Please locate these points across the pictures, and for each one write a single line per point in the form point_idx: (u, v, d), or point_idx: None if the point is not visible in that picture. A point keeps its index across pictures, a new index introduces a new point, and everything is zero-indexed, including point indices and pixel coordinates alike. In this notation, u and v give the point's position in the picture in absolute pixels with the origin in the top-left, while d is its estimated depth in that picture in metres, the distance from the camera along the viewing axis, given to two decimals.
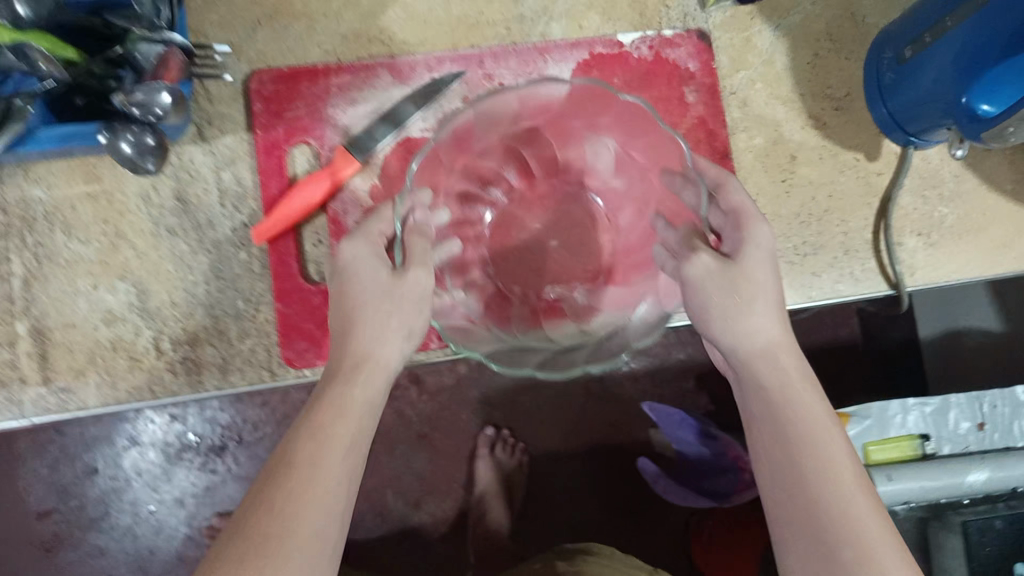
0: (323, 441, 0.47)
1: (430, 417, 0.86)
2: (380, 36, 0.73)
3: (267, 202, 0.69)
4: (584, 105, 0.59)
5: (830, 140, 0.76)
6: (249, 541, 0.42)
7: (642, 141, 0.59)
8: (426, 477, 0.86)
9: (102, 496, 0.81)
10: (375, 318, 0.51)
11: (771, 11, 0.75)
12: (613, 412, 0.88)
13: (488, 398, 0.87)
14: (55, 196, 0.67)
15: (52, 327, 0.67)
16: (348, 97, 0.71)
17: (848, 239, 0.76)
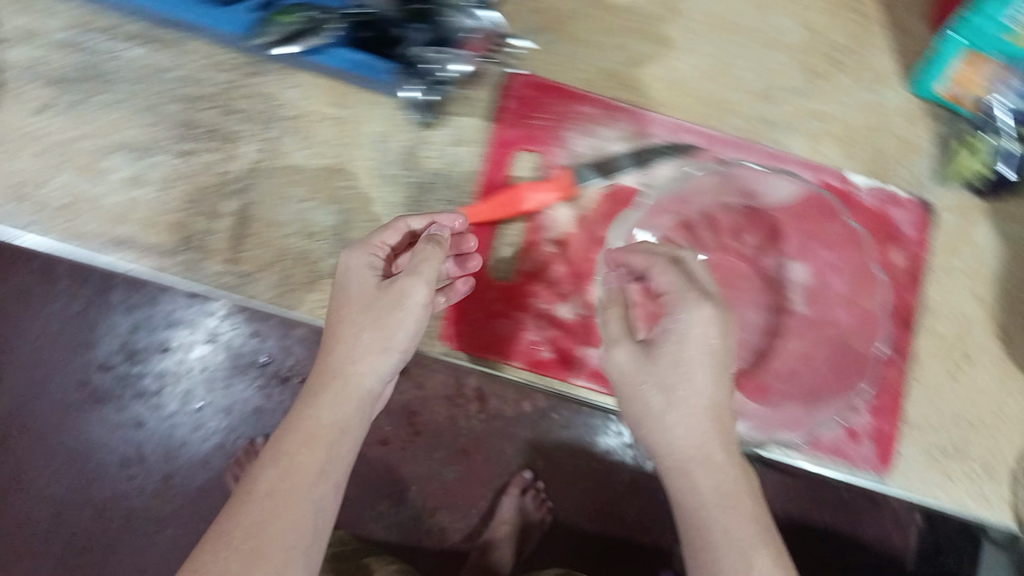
0: (306, 453, 0.51)
1: (477, 436, 0.98)
2: (636, 83, 0.75)
3: (483, 189, 0.72)
4: (808, 216, 0.75)
5: (1013, 357, 0.75)
6: (226, 556, 0.47)
7: (847, 268, 0.76)
8: (451, 488, 0.98)
9: (162, 373, 0.95)
10: (347, 339, 0.53)
11: (997, 212, 0.78)
12: (631, 506, 0.98)
13: (538, 444, 0.98)
14: (307, 104, 0.72)
15: (258, 215, 0.70)
16: (589, 126, 0.73)
17: (994, 459, 0.73)
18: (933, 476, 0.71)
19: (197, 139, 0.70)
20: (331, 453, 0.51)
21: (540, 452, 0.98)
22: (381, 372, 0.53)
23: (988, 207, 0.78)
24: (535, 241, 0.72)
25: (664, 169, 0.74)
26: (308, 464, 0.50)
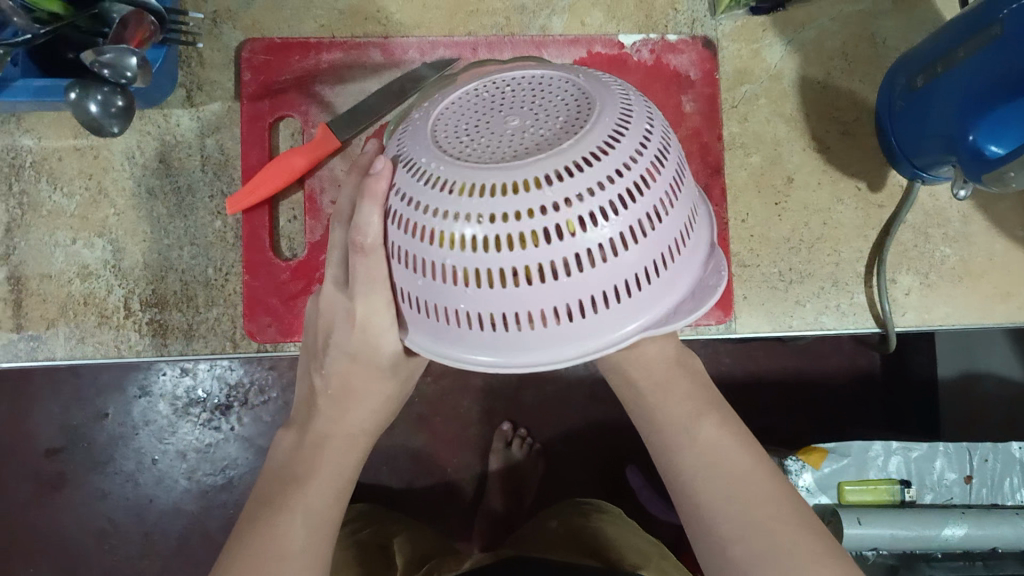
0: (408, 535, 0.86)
1: (431, 400, 0.98)
2: (478, 12, 0.72)
3: (246, 172, 0.69)
4: (654, 88, 0.73)
5: (830, 165, 0.73)
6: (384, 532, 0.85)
7: None
8: (420, 456, 0.98)
9: None
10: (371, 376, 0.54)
11: (784, 23, 0.74)
12: (608, 415, 0.98)
13: (491, 386, 0.99)
14: (44, 146, 0.68)
15: (28, 275, 0.68)
16: (385, 49, 0.70)
17: (839, 270, 0.73)
18: (782, 307, 0.72)
19: None
20: (335, 480, 0.53)
21: (495, 397, 0.98)
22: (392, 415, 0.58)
23: (773, 23, 0.74)
24: (314, 208, 0.69)
25: (394, 70, 0.70)
26: (315, 491, 0.52)
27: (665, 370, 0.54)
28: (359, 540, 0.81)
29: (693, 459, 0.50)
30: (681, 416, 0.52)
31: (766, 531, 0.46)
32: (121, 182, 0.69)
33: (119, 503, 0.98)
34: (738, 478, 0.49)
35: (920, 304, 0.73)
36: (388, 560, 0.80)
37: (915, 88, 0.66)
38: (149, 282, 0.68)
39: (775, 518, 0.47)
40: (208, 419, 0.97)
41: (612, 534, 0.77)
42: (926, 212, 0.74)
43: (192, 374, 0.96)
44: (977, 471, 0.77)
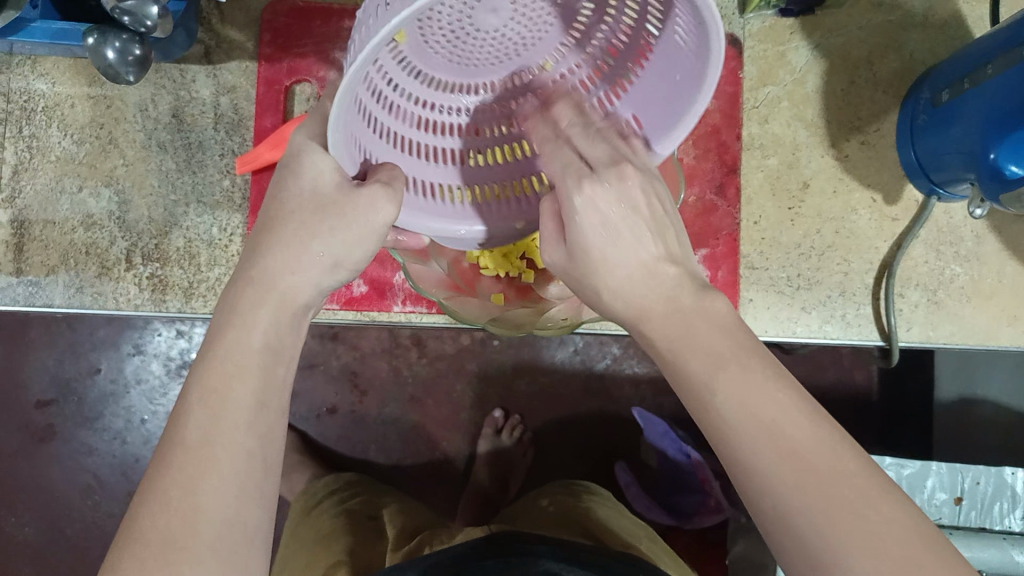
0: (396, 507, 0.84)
1: (425, 381, 0.96)
2: None
3: (258, 133, 0.68)
4: None
5: (847, 174, 0.73)
6: (371, 504, 0.83)
7: None
8: (408, 437, 0.96)
9: None
10: (292, 239, 0.44)
11: (812, 28, 0.73)
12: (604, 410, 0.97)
13: (484, 371, 0.96)
14: (57, 92, 0.68)
15: (32, 220, 0.67)
16: None
17: (846, 280, 0.72)
18: (786, 312, 0.72)
19: None
20: (266, 379, 0.41)
21: (488, 383, 0.97)
22: (321, 285, 0.45)
23: (801, 26, 0.73)
24: None
25: None
26: (239, 396, 0.40)
27: (679, 317, 0.41)
28: (347, 509, 0.82)
29: (734, 425, 0.37)
30: (707, 372, 0.38)
31: (833, 524, 0.33)
32: (132, 134, 0.68)
33: (106, 460, 0.92)
34: (797, 455, 0.35)
35: (926, 320, 0.73)
36: (377, 531, 0.78)
37: (940, 103, 0.65)
38: (152, 236, 0.68)
39: (849, 506, 0.33)
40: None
41: (604, 517, 0.77)
42: (940, 229, 0.73)
43: (187, 336, 0.89)
44: (969, 493, 0.76)
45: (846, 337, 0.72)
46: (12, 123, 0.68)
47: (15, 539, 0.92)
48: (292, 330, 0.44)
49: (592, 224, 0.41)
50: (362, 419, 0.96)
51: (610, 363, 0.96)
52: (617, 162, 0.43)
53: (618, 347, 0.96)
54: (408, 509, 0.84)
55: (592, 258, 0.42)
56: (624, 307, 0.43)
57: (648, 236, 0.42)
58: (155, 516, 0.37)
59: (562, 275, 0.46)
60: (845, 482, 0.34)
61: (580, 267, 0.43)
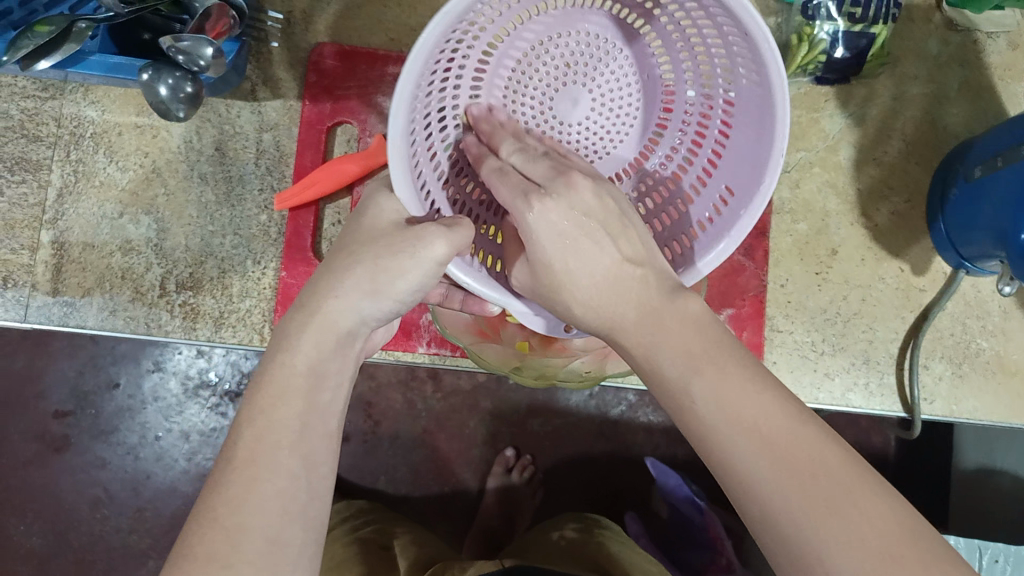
0: (409, 534, 0.85)
1: (438, 416, 0.95)
2: None
3: (298, 171, 0.70)
4: None
5: (876, 242, 0.73)
6: (383, 530, 0.84)
7: None
8: (420, 474, 0.96)
9: None
10: (342, 268, 0.47)
11: (848, 97, 0.74)
12: (619, 462, 0.96)
13: (498, 410, 0.96)
14: (106, 119, 0.70)
15: (72, 242, 0.69)
16: None
17: (871, 348, 0.72)
18: (807, 376, 0.72)
19: (15, 175, 0.69)
20: (289, 403, 0.43)
21: (501, 421, 0.96)
22: (364, 314, 0.46)
23: (836, 94, 0.74)
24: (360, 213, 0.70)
25: None
26: (284, 418, 0.43)
27: (654, 319, 0.42)
28: (359, 538, 0.82)
29: (714, 428, 0.37)
30: (685, 375, 0.39)
31: (814, 521, 0.33)
32: (176, 165, 0.70)
33: (118, 476, 0.93)
34: (777, 455, 0.35)
35: (950, 393, 0.72)
36: (388, 561, 0.79)
37: (972, 179, 0.65)
38: (188, 265, 0.69)
39: (827, 502, 0.34)
40: (216, 405, 0.91)
41: (617, 552, 0.78)
42: (967, 302, 0.73)
43: (206, 356, 0.90)
44: (987, 569, 0.75)
45: (864, 404, 0.72)
46: (60, 147, 0.70)
47: (21, 549, 0.92)
48: (335, 358, 0.46)
49: (546, 232, 0.43)
50: (374, 452, 0.96)
51: (624, 410, 0.94)
52: (563, 171, 0.44)
53: (634, 395, 0.94)
54: (420, 540, 0.84)
55: (553, 265, 0.44)
56: (595, 317, 0.44)
57: (598, 243, 0.43)
58: (205, 533, 0.39)
59: (535, 296, 0.48)
60: (822, 483, 0.34)
61: (545, 281, 0.45)
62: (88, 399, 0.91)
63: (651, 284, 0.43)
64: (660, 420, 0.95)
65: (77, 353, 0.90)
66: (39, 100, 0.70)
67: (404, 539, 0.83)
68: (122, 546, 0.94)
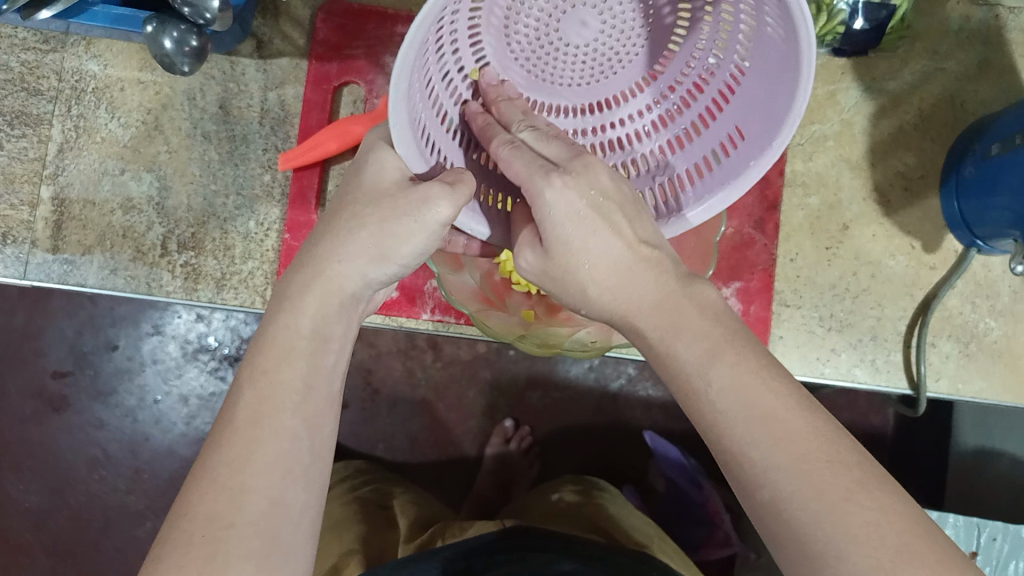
0: (409, 497, 0.84)
1: (438, 385, 0.95)
2: None
3: (303, 131, 0.68)
4: None
5: (888, 218, 0.72)
6: (381, 492, 0.84)
7: None
8: (420, 443, 0.96)
9: None
10: (343, 231, 0.46)
11: (865, 70, 0.72)
12: (619, 434, 0.96)
13: (498, 381, 0.95)
14: (108, 73, 0.68)
15: (73, 199, 0.68)
16: None
17: (879, 325, 0.72)
18: (814, 351, 0.72)
19: (15, 129, 0.68)
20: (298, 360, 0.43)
21: (501, 392, 0.95)
22: (369, 280, 0.46)
23: (853, 67, 0.72)
24: None
25: None
26: (288, 378, 0.42)
27: (672, 308, 0.42)
28: (357, 498, 0.82)
29: (726, 416, 0.39)
30: (702, 361, 0.40)
31: (829, 509, 0.35)
32: (179, 122, 0.68)
33: (116, 436, 0.92)
34: (789, 440, 0.37)
35: (956, 372, 0.72)
36: (387, 523, 0.78)
37: (989, 156, 0.64)
38: (190, 225, 0.68)
39: (845, 493, 0.35)
40: (215, 369, 0.90)
41: (615, 512, 0.78)
42: (977, 282, 0.72)
43: (206, 321, 0.89)
44: (984, 548, 0.75)
45: (869, 380, 0.72)
46: (62, 101, 0.68)
47: (19, 507, 0.92)
48: (339, 319, 0.46)
49: (566, 214, 0.42)
50: (373, 420, 0.96)
51: (624, 383, 0.94)
52: (580, 154, 0.43)
53: (634, 368, 0.94)
54: (418, 501, 0.84)
55: (571, 251, 0.43)
56: (611, 301, 0.44)
57: (614, 228, 0.43)
58: (205, 492, 0.38)
59: (544, 276, 0.46)
60: (827, 475, 0.35)
61: (558, 264, 0.44)
62: (87, 358, 0.90)
63: (663, 267, 0.43)
64: (659, 395, 0.94)
65: (77, 312, 0.89)
66: (41, 53, 0.68)
67: (404, 500, 0.83)
68: (119, 506, 0.93)
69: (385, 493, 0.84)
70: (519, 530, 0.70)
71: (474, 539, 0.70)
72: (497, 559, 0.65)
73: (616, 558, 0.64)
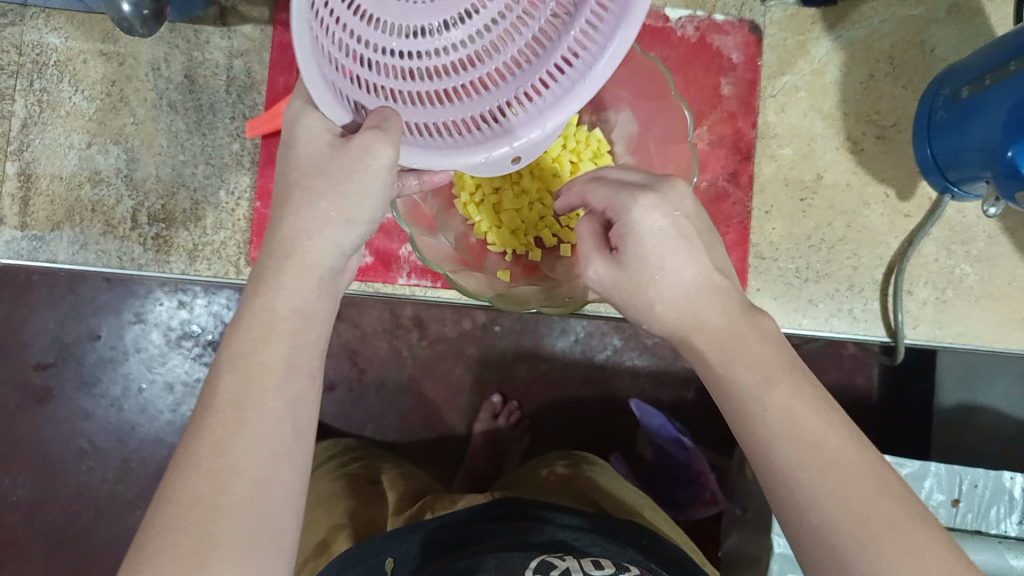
0: (398, 468, 0.85)
1: (421, 362, 0.95)
2: None
3: (271, 98, 0.68)
4: (693, 62, 0.72)
5: (862, 167, 0.72)
6: (370, 467, 0.83)
7: (683, 79, 0.71)
8: (405, 417, 0.95)
9: None
10: (305, 205, 0.44)
11: (835, 19, 0.72)
12: (601, 401, 0.95)
13: (483, 354, 0.95)
14: (69, 46, 0.67)
15: (39, 174, 0.67)
16: None
17: (855, 274, 0.72)
18: (794, 303, 0.72)
19: None
20: (280, 338, 0.43)
21: (487, 367, 0.95)
22: (343, 246, 0.45)
23: (823, 17, 0.72)
24: None
25: None
26: (268, 359, 0.42)
27: (732, 333, 0.43)
28: (348, 472, 0.82)
29: (776, 443, 0.39)
30: (758, 388, 0.41)
31: (867, 533, 0.36)
32: (144, 93, 0.68)
33: (101, 427, 0.91)
34: (836, 465, 0.38)
35: (935, 318, 0.73)
36: (379, 496, 0.78)
37: (960, 99, 0.64)
38: (159, 196, 0.67)
39: (891, 522, 0.36)
40: (200, 354, 0.90)
41: (608, 484, 0.77)
42: (952, 227, 0.73)
43: (189, 307, 0.88)
44: (966, 495, 0.73)
45: (848, 330, 0.72)
46: (23, 76, 0.67)
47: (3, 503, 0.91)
48: (319, 296, 0.45)
49: (650, 228, 0.44)
50: (358, 397, 0.95)
51: (610, 355, 0.94)
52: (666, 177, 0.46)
53: (620, 339, 0.94)
54: (409, 474, 0.84)
55: (647, 268, 0.45)
56: (676, 320, 0.45)
57: (693, 251, 0.45)
58: (189, 473, 0.38)
59: (613, 290, 0.48)
60: (876, 500, 0.37)
61: (631, 278, 0.46)
62: (68, 348, 0.89)
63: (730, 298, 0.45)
64: (645, 364, 0.93)
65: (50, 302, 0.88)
66: None
67: (398, 474, 0.83)
68: (105, 497, 0.91)
69: (377, 469, 0.83)
70: (511, 499, 0.70)
71: (463, 510, 0.70)
72: (491, 530, 0.64)
73: (607, 524, 0.65)
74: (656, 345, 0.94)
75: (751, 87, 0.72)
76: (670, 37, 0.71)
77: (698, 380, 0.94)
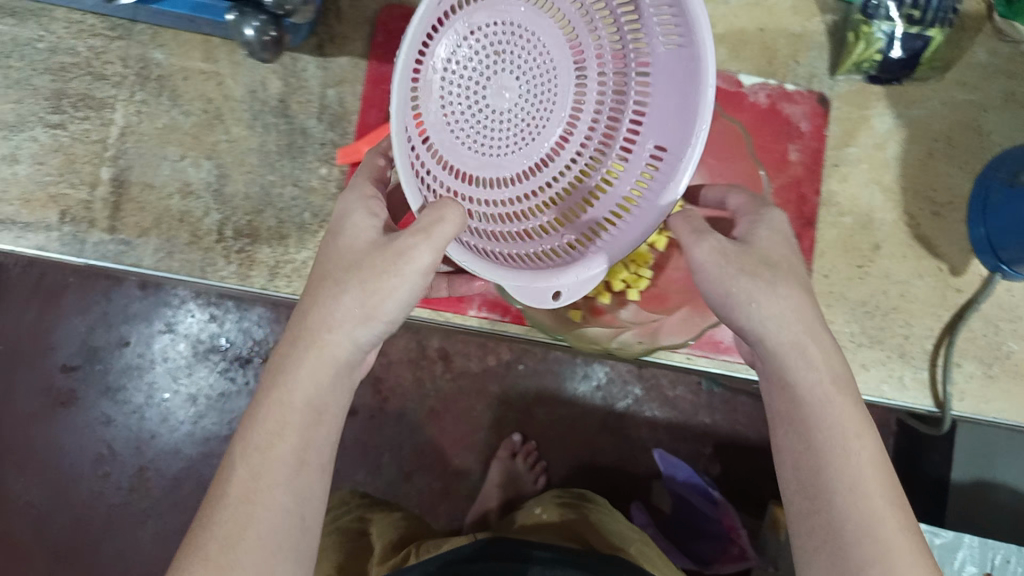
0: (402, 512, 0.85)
1: (445, 395, 0.96)
2: None
3: (361, 128, 0.70)
4: (762, 128, 0.75)
5: (918, 240, 0.75)
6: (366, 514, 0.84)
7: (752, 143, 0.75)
8: (442, 448, 0.96)
9: None
10: (328, 297, 0.45)
11: (898, 98, 0.75)
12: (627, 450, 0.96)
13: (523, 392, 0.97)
14: (171, 63, 0.70)
15: (132, 181, 0.70)
16: None
17: (907, 343, 0.74)
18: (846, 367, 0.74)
19: (68, 111, 0.70)
20: (288, 432, 0.43)
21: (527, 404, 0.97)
22: (362, 343, 0.45)
23: (887, 94, 0.75)
24: None
25: None
26: (278, 454, 0.43)
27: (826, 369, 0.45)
28: (342, 528, 0.82)
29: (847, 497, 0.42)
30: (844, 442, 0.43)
31: None
32: (239, 113, 0.70)
33: (120, 432, 0.91)
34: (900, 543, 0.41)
35: (980, 393, 0.74)
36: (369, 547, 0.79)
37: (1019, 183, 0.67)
38: (246, 213, 0.70)
39: None
40: (226, 369, 0.90)
41: (601, 522, 0.78)
42: (1001, 304, 0.75)
43: (219, 321, 0.90)
44: (999, 570, 0.75)
45: (897, 398, 0.74)
46: (126, 87, 0.70)
47: (20, 505, 0.91)
48: (333, 389, 0.45)
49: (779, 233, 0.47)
50: (397, 424, 0.96)
51: (631, 403, 0.95)
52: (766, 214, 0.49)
53: (641, 390, 0.95)
54: (408, 519, 0.84)
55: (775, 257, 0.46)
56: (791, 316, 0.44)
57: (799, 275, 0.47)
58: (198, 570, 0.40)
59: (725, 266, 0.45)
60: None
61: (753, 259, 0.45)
62: (96, 351, 0.91)
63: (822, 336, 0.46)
64: (664, 416, 0.95)
65: (90, 307, 0.90)
66: (107, 40, 0.70)
67: (392, 518, 0.83)
68: (139, 505, 0.92)
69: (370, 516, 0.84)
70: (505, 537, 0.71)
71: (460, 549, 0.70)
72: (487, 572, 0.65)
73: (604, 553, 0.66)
74: (677, 398, 0.96)
75: (817, 156, 0.75)
76: (743, 103, 0.75)
77: (733, 435, 0.95)
